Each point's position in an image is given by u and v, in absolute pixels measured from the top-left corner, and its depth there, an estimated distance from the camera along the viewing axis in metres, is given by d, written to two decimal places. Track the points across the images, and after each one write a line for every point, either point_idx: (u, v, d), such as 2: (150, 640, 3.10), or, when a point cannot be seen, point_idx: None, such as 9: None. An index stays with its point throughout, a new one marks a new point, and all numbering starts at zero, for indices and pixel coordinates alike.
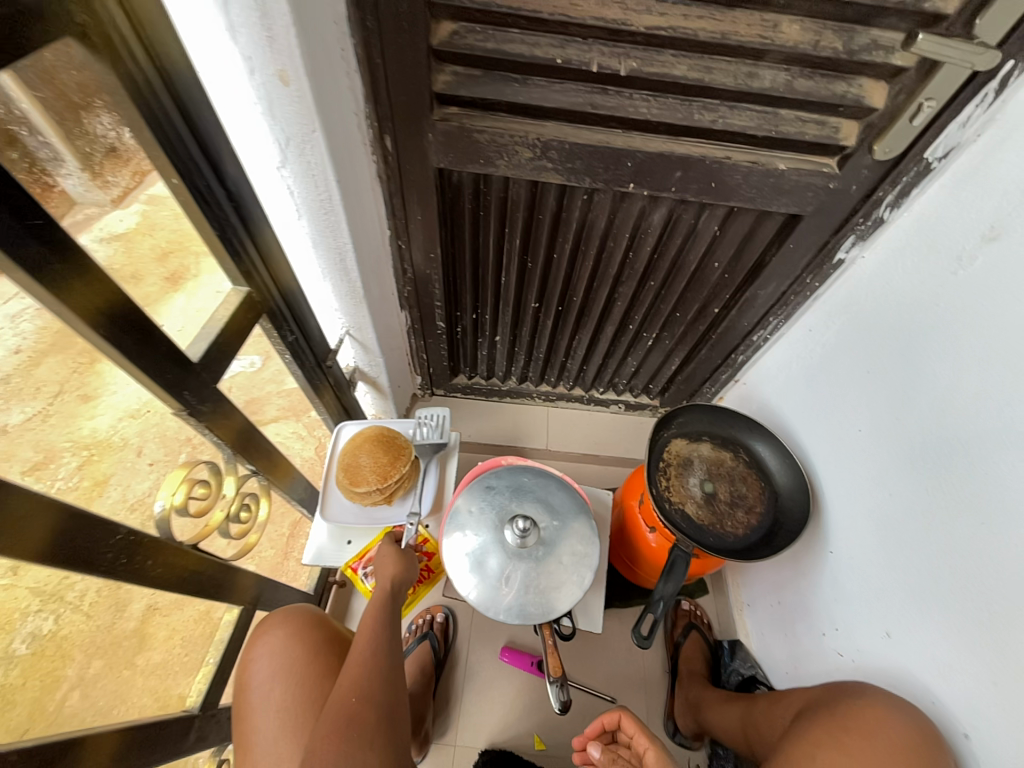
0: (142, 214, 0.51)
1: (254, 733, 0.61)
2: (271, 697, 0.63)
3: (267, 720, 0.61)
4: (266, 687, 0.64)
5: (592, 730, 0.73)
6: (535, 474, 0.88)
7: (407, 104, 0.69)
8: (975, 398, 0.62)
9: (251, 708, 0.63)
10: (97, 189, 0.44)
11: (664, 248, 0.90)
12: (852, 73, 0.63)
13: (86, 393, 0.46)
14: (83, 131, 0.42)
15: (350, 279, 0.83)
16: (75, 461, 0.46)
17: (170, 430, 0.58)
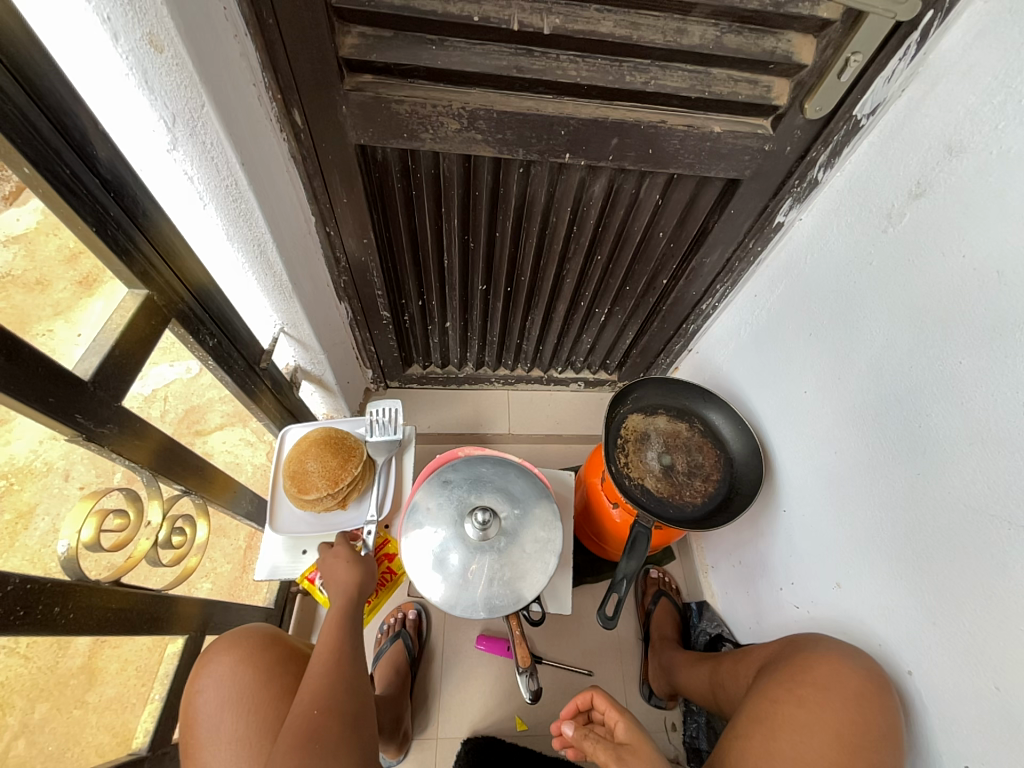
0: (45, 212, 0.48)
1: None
2: (222, 728, 0.59)
3: (218, 755, 0.57)
4: (216, 719, 0.60)
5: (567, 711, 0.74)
6: (492, 463, 0.86)
7: (312, 71, 0.62)
8: (912, 352, 0.63)
9: (200, 745, 0.59)
10: None
11: (607, 220, 0.87)
12: (781, 27, 0.61)
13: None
14: None
15: (274, 271, 0.76)
16: None
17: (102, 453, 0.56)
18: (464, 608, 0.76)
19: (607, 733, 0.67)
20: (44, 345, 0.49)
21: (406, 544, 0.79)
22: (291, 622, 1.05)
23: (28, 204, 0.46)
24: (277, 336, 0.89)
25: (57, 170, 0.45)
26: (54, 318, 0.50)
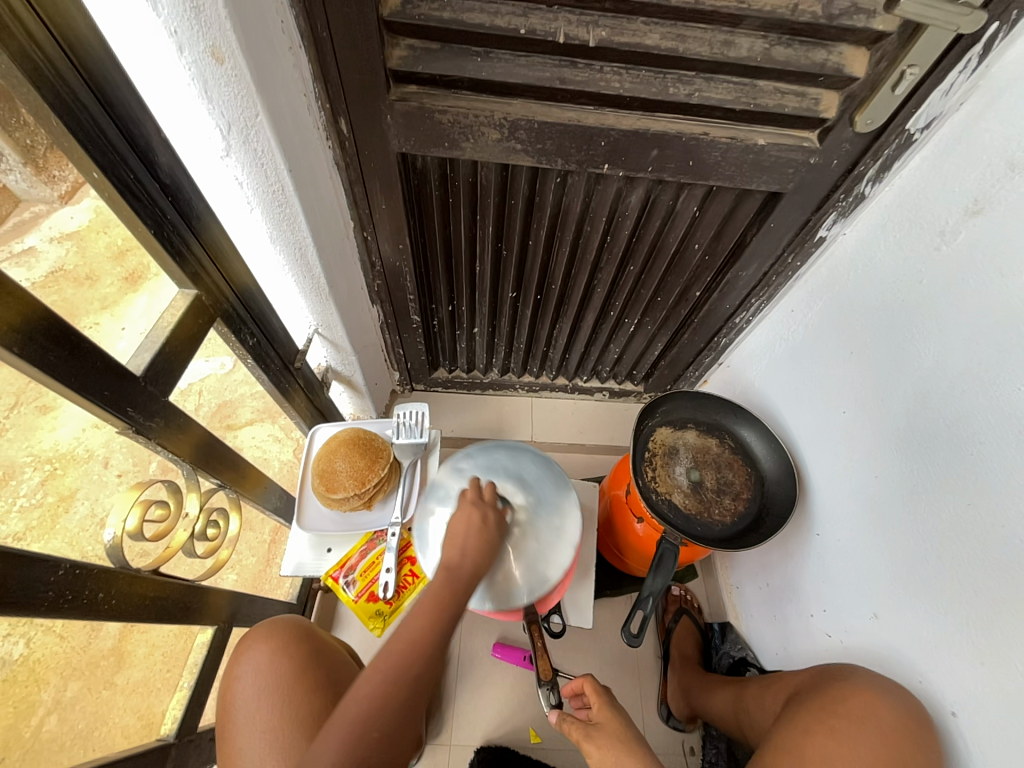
0: (96, 210, 0.50)
1: (241, 753, 0.59)
2: (257, 717, 0.60)
3: (253, 741, 0.58)
4: (253, 705, 0.61)
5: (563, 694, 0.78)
6: (500, 448, 0.83)
7: (361, 80, 0.63)
8: (963, 378, 0.60)
9: (237, 729, 0.60)
10: (42, 185, 0.45)
11: (643, 230, 0.87)
12: (832, 40, 0.59)
13: (46, 404, 0.46)
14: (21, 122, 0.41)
15: (313, 274, 0.78)
16: (37, 476, 0.45)
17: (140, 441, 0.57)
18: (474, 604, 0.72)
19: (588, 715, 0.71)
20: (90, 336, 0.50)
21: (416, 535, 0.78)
22: (312, 618, 1.07)
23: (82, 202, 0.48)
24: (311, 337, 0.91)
25: (123, 175, 0.48)
26: (100, 312, 0.52)
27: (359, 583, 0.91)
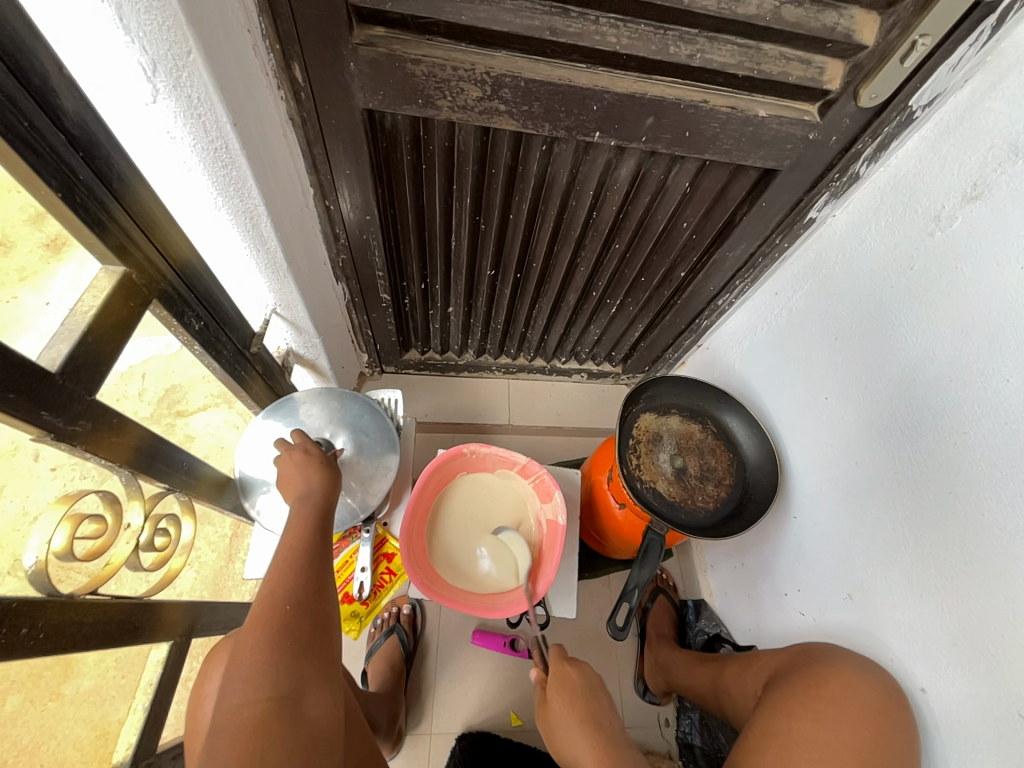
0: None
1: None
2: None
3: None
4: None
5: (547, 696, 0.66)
6: (312, 393, 0.85)
7: (317, 18, 0.54)
8: (947, 369, 0.61)
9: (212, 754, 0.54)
10: None
11: (631, 206, 0.81)
12: (844, 1, 0.55)
13: None
14: None
15: (267, 247, 0.69)
16: None
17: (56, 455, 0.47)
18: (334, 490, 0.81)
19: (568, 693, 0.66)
20: (9, 313, 0.43)
21: (240, 450, 0.79)
22: None
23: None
24: (269, 319, 0.82)
25: (13, 123, 0.38)
26: (18, 285, 0.44)
27: None
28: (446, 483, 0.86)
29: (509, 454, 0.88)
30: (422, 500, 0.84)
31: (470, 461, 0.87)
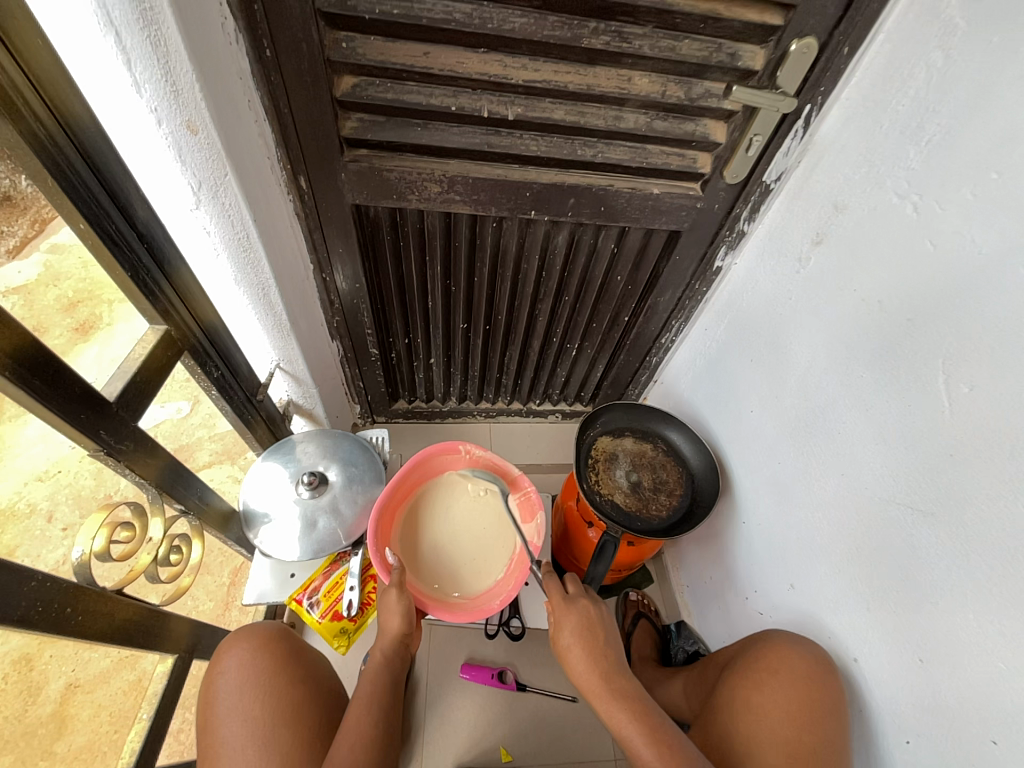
0: (43, 265, 0.55)
1: (221, 743, 0.63)
2: (237, 707, 0.65)
3: (234, 731, 0.63)
4: (234, 697, 0.66)
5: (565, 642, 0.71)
6: (309, 435, 0.98)
7: (318, 145, 0.74)
8: (824, 374, 0.75)
9: (220, 719, 0.65)
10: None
11: (572, 266, 1.00)
12: (697, 116, 0.76)
13: None
14: (58, 168, 0.49)
15: (275, 311, 0.85)
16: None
17: (83, 490, 0.61)
18: (325, 515, 0.90)
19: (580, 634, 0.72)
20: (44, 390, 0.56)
21: (245, 483, 0.90)
22: None
23: (60, 233, 0.55)
24: (273, 370, 0.97)
25: (105, 226, 0.55)
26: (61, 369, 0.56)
27: (323, 604, 0.88)
28: (435, 475, 0.90)
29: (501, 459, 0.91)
30: (405, 486, 0.88)
31: (463, 459, 0.92)
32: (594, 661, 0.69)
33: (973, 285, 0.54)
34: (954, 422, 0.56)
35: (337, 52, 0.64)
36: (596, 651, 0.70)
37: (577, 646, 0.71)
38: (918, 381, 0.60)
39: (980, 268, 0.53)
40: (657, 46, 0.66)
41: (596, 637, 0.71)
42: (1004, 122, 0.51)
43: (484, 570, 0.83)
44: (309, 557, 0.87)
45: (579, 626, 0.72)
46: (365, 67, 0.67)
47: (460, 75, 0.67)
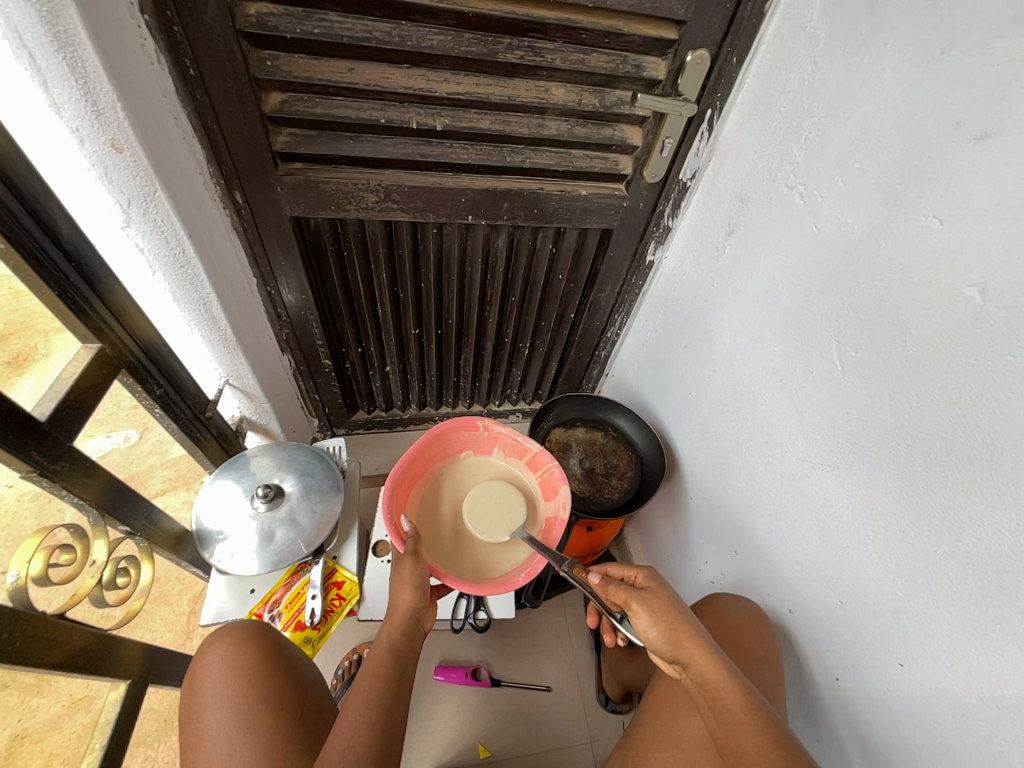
0: None
1: (207, 730, 0.63)
2: (223, 695, 0.65)
3: (220, 717, 0.64)
4: (221, 685, 0.66)
5: (653, 609, 0.60)
6: (263, 448, 0.98)
7: (251, 160, 0.76)
8: (744, 351, 0.81)
9: (202, 709, 0.65)
10: None
11: (514, 267, 1.04)
12: (614, 122, 0.82)
13: None
14: None
15: (218, 326, 0.85)
16: None
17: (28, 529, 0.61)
18: (282, 527, 0.89)
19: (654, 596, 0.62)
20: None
21: (198, 501, 0.90)
22: None
23: None
24: (222, 387, 0.96)
25: (27, 245, 0.55)
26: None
27: (284, 616, 0.88)
28: (450, 452, 0.90)
29: (518, 436, 0.90)
30: (422, 462, 0.87)
31: (480, 436, 0.91)
32: (674, 626, 0.59)
33: (851, 260, 0.61)
34: (846, 382, 0.62)
35: (262, 70, 0.67)
36: (672, 602, 0.61)
37: (650, 596, 0.62)
38: (818, 349, 0.66)
39: (854, 245, 0.60)
40: (569, 59, 0.72)
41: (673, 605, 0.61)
42: (859, 118, 0.59)
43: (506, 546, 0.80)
44: (269, 570, 0.86)
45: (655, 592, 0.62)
46: (292, 84, 0.69)
47: (385, 89, 0.71)
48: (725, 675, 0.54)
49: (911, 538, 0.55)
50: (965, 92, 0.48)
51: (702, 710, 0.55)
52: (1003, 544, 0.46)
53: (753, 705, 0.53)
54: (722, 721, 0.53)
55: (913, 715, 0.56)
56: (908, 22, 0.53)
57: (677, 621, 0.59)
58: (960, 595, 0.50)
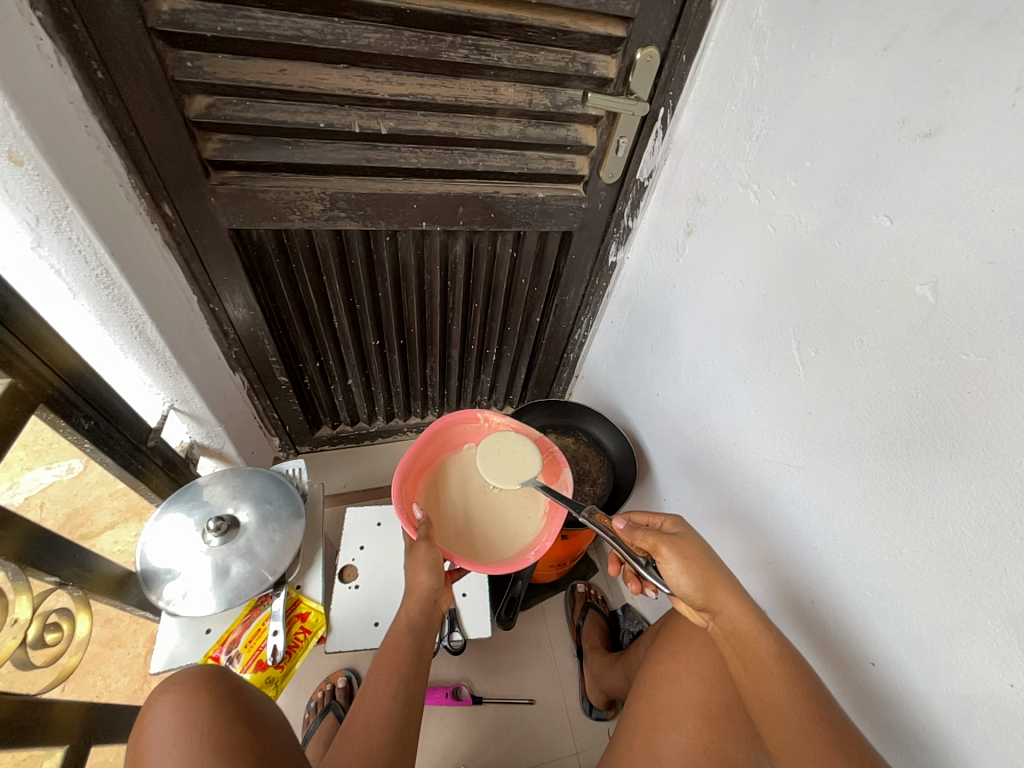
0: None
1: None
2: (170, 752, 0.57)
3: None
4: (167, 742, 0.58)
5: (686, 555, 0.63)
6: (217, 475, 0.92)
7: (178, 169, 0.70)
8: (708, 351, 0.81)
9: None
10: None
11: (475, 273, 1.01)
12: (567, 121, 0.79)
13: None
14: None
15: (156, 349, 0.79)
16: None
17: None
18: (239, 561, 0.84)
19: (684, 545, 0.64)
20: None
21: (143, 541, 0.83)
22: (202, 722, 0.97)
23: None
24: (165, 413, 0.90)
25: None
26: None
27: (244, 657, 0.82)
28: (454, 446, 0.91)
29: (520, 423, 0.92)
30: (427, 456, 0.88)
31: (481, 428, 0.92)
32: (701, 575, 0.62)
33: (808, 259, 0.60)
34: (808, 383, 0.62)
35: (182, 72, 0.61)
36: (703, 552, 0.64)
37: (683, 545, 0.64)
38: (779, 349, 0.66)
39: (810, 244, 0.60)
40: (516, 58, 0.69)
41: (705, 556, 0.64)
42: (808, 116, 0.58)
43: (517, 528, 0.82)
44: (225, 608, 0.81)
45: (686, 543, 0.65)
46: (217, 87, 0.64)
47: (321, 91, 0.66)
48: (757, 624, 0.57)
49: (877, 537, 0.55)
50: (910, 88, 0.47)
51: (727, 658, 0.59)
52: (965, 544, 0.46)
53: (786, 657, 0.56)
54: (748, 666, 0.57)
55: (886, 713, 0.56)
56: (851, 17, 0.52)
57: (709, 572, 0.62)
58: (926, 596, 0.50)
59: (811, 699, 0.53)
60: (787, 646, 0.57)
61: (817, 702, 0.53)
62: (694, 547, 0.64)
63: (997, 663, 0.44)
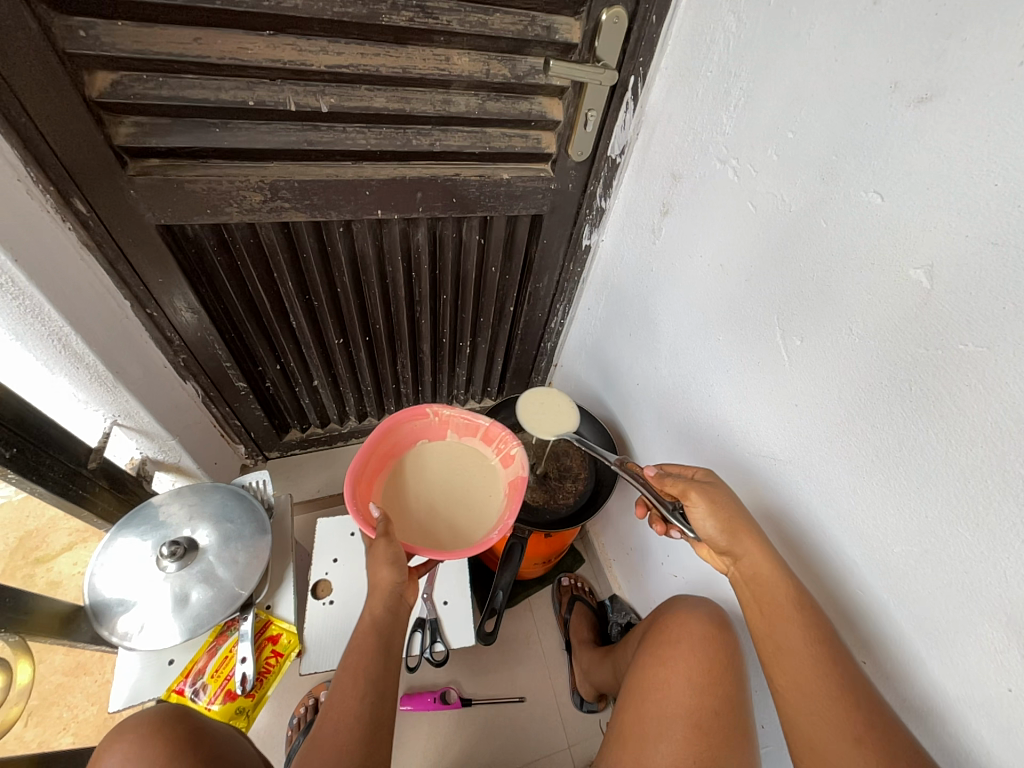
0: None
1: None
2: None
3: None
4: None
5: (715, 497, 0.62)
6: (172, 492, 0.85)
7: (86, 159, 0.61)
8: (689, 337, 0.76)
9: None
10: None
11: (440, 262, 0.94)
12: (529, 93, 0.73)
13: None
14: None
15: (87, 360, 0.73)
16: None
17: None
18: (201, 586, 0.78)
19: (710, 488, 0.64)
20: None
21: (92, 570, 0.78)
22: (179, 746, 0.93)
23: None
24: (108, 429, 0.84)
25: None
26: None
27: (212, 687, 0.78)
28: (409, 444, 0.85)
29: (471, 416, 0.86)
30: (381, 455, 0.82)
31: (433, 421, 0.86)
32: (727, 518, 0.61)
33: (792, 240, 0.56)
34: (795, 372, 0.58)
35: (73, 44, 0.53)
36: (731, 498, 0.62)
37: (712, 489, 0.63)
38: (762, 336, 0.62)
39: (794, 223, 0.55)
40: (468, 21, 0.61)
41: (733, 502, 0.62)
42: (790, 82, 0.53)
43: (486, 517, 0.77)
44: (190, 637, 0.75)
45: (711, 489, 0.63)
46: (122, 61, 0.55)
47: (245, 63, 0.58)
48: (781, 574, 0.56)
49: (869, 532, 0.52)
50: (902, 47, 0.42)
51: (745, 602, 0.59)
52: (960, 544, 0.43)
53: (807, 607, 0.55)
54: (765, 613, 0.56)
55: None
56: None
57: (736, 519, 0.60)
58: (918, 596, 0.48)
59: (826, 647, 0.53)
60: (810, 598, 0.56)
61: (834, 656, 0.52)
62: (720, 490, 0.63)
63: (993, 667, 0.43)
